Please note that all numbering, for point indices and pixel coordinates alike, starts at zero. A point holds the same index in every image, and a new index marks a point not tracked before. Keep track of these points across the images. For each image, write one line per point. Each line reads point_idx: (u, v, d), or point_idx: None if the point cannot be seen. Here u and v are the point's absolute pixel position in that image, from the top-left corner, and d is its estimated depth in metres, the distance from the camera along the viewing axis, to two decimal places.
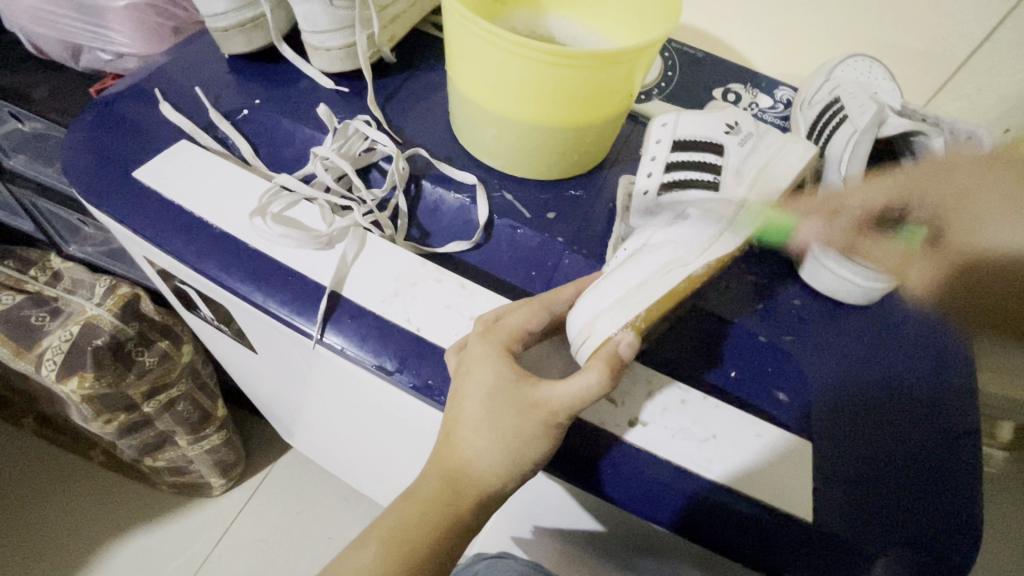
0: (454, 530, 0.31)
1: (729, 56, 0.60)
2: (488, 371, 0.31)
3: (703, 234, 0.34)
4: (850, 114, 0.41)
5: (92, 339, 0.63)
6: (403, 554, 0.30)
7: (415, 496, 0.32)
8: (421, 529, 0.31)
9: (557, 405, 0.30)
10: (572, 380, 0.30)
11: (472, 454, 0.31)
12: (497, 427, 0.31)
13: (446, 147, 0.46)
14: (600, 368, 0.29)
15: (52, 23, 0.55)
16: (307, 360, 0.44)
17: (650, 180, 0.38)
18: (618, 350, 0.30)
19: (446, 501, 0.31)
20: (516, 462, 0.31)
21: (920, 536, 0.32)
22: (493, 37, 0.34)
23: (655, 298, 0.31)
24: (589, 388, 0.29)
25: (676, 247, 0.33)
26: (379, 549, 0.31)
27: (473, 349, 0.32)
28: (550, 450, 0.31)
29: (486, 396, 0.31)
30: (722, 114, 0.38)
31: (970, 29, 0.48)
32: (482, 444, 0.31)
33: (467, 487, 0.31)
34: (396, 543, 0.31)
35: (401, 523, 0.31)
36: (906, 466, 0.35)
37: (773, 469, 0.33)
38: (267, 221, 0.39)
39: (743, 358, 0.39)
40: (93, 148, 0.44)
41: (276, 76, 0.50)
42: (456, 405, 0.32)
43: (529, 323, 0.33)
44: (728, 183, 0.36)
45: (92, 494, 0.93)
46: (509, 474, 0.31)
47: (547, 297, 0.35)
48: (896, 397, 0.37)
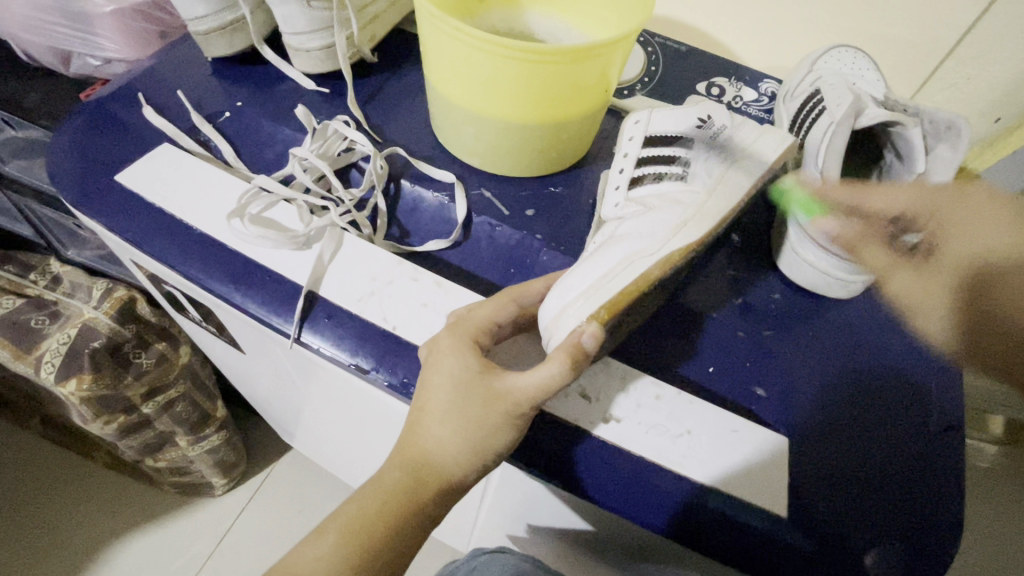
0: (414, 518, 0.31)
1: (715, 49, 0.59)
2: (453, 362, 0.31)
3: (671, 225, 0.33)
4: (828, 105, 0.41)
5: (89, 341, 0.64)
6: (361, 542, 0.30)
7: (378, 486, 0.32)
8: (380, 518, 0.31)
9: (519, 395, 0.30)
10: (535, 371, 0.30)
11: (434, 444, 0.31)
12: (459, 416, 0.31)
13: (426, 145, 0.47)
14: (560, 359, 0.29)
15: (41, 30, 0.55)
16: (291, 360, 0.44)
17: (621, 176, 0.37)
18: (581, 341, 0.30)
19: (407, 491, 0.31)
20: (478, 453, 0.31)
21: (900, 529, 0.32)
22: (461, 35, 0.34)
23: (621, 289, 0.31)
24: (550, 379, 0.29)
25: (641, 239, 0.33)
26: (337, 538, 0.31)
27: (440, 339, 0.32)
28: (513, 441, 0.31)
29: (450, 386, 0.31)
30: (695, 106, 0.37)
31: (956, 18, 0.47)
32: (445, 434, 0.31)
33: (430, 476, 0.31)
34: (354, 531, 0.31)
35: (360, 512, 0.31)
36: (888, 461, 0.34)
37: (745, 465, 0.33)
38: (245, 222, 0.40)
39: (720, 353, 0.38)
40: (79, 153, 0.44)
41: (259, 79, 0.50)
42: (422, 395, 0.32)
43: (498, 316, 0.33)
44: (696, 175, 0.36)
45: (98, 495, 0.94)
46: (471, 465, 0.31)
47: (513, 290, 0.35)
48: (883, 394, 0.37)
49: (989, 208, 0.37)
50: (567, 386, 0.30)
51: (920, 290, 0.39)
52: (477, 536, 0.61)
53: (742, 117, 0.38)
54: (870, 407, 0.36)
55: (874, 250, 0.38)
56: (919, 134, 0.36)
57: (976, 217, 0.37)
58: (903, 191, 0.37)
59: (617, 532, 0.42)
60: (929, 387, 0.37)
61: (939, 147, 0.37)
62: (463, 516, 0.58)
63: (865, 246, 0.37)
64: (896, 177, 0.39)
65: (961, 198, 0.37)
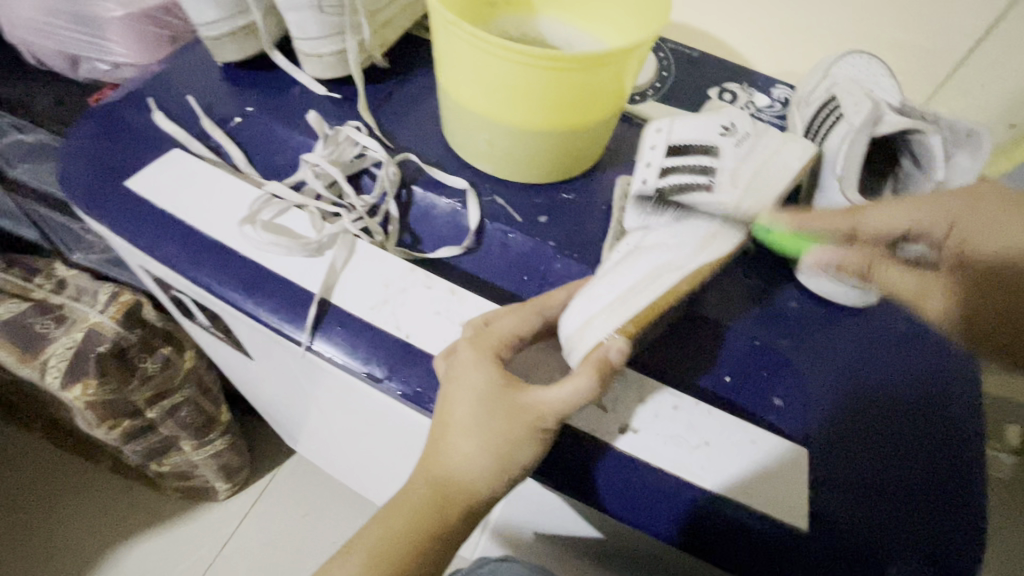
0: (442, 537, 0.31)
1: (726, 54, 0.59)
2: (476, 376, 0.30)
3: (696, 236, 0.33)
4: (844, 112, 0.40)
5: (95, 346, 0.63)
6: (390, 561, 0.30)
7: (402, 504, 0.32)
8: (408, 536, 0.31)
9: (547, 409, 0.30)
10: (562, 385, 0.30)
11: (460, 460, 0.31)
12: (484, 431, 0.30)
13: (437, 152, 0.46)
14: (589, 373, 0.29)
15: (51, 34, 0.55)
16: (302, 367, 0.44)
17: (646, 186, 0.36)
18: (608, 355, 0.30)
19: (433, 510, 0.31)
20: (504, 469, 0.31)
21: (929, 546, 0.31)
22: (477, 41, 0.34)
23: (648, 301, 0.31)
24: (578, 393, 0.29)
25: (667, 250, 0.33)
26: (366, 558, 0.30)
27: (461, 353, 0.32)
28: (539, 455, 0.31)
29: (475, 401, 0.30)
30: (716, 115, 0.37)
31: (972, 24, 0.47)
32: (470, 450, 0.30)
33: (456, 495, 0.31)
34: (382, 551, 0.31)
35: (386, 532, 0.31)
36: (913, 475, 0.34)
37: (767, 479, 0.33)
38: (257, 229, 0.39)
39: (738, 365, 0.38)
40: (88, 157, 0.44)
41: (269, 84, 0.50)
42: (445, 410, 0.31)
43: (520, 329, 0.33)
44: (721, 185, 0.35)
45: (101, 499, 0.93)
46: (496, 480, 0.31)
47: (534, 303, 0.35)
48: (906, 407, 0.36)
49: (1001, 215, 0.34)
50: (594, 400, 0.30)
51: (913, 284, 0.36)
52: (485, 544, 0.60)
53: (763, 125, 0.38)
54: (894, 416, 0.36)
55: (889, 270, 0.36)
56: (937, 141, 0.36)
57: (1000, 218, 0.34)
58: (894, 209, 0.35)
59: (630, 543, 0.41)
60: (952, 400, 0.37)
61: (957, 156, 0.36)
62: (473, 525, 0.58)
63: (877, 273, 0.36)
64: (916, 185, 0.39)
65: (973, 202, 0.35)
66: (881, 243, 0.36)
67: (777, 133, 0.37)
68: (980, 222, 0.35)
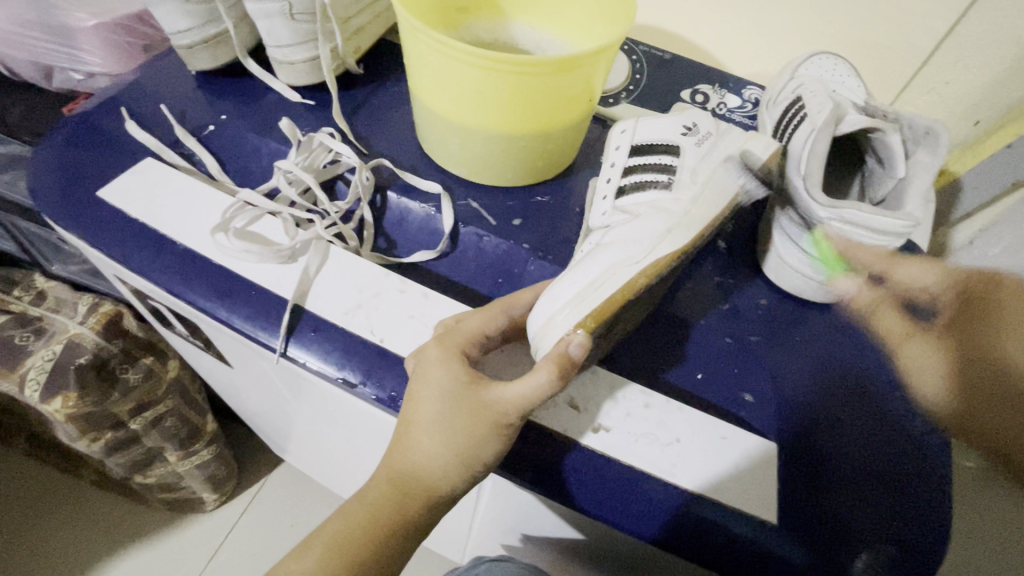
0: (403, 531, 0.31)
1: (699, 56, 0.60)
2: (440, 374, 0.31)
3: (656, 233, 0.33)
4: (810, 111, 0.41)
5: (75, 358, 0.62)
6: (348, 555, 0.30)
7: (364, 498, 0.32)
8: (368, 530, 0.31)
9: (506, 406, 0.30)
10: (522, 380, 0.30)
11: (422, 456, 0.31)
12: (447, 427, 0.31)
13: (412, 157, 0.47)
14: (548, 369, 0.29)
15: (23, 44, 0.55)
16: (279, 374, 0.44)
17: (610, 185, 0.39)
18: (568, 349, 0.29)
19: (393, 504, 0.31)
20: (466, 464, 0.31)
21: (896, 533, 0.32)
22: (442, 47, 0.34)
23: (607, 296, 0.31)
24: (537, 389, 0.29)
25: (627, 246, 0.33)
26: (324, 551, 0.31)
27: (427, 352, 0.32)
28: (502, 450, 0.31)
29: (439, 397, 0.31)
30: (681, 114, 0.38)
31: (933, 25, 0.48)
32: (432, 445, 0.31)
33: (418, 488, 0.31)
34: (340, 546, 0.31)
35: (345, 527, 0.31)
36: (881, 464, 0.34)
37: (735, 475, 0.33)
38: (230, 237, 0.39)
39: (708, 360, 0.38)
40: (59, 168, 0.44)
41: (243, 92, 0.50)
42: (410, 407, 0.32)
43: (486, 327, 0.33)
44: (682, 182, 0.36)
45: (86, 513, 0.92)
46: (458, 475, 0.31)
47: (502, 301, 0.35)
48: (872, 398, 0.37)
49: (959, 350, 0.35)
50: (555, 395, 0.30)
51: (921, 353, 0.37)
52: (474, 546, 0.60)
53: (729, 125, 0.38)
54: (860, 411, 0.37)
55: (913, 349, 0.37)
56: (897, 139, 0.37)
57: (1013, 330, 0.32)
58: (921, 270, 0.37)
59: (611, 543, 0.41)
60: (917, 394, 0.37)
61: (918, 153, 0.37)
62: (458, 528, 0.58)
63: (879, 313, 0.39)
64: (877, 182, 0.40)
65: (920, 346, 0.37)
66: (882, 313, 0.39)
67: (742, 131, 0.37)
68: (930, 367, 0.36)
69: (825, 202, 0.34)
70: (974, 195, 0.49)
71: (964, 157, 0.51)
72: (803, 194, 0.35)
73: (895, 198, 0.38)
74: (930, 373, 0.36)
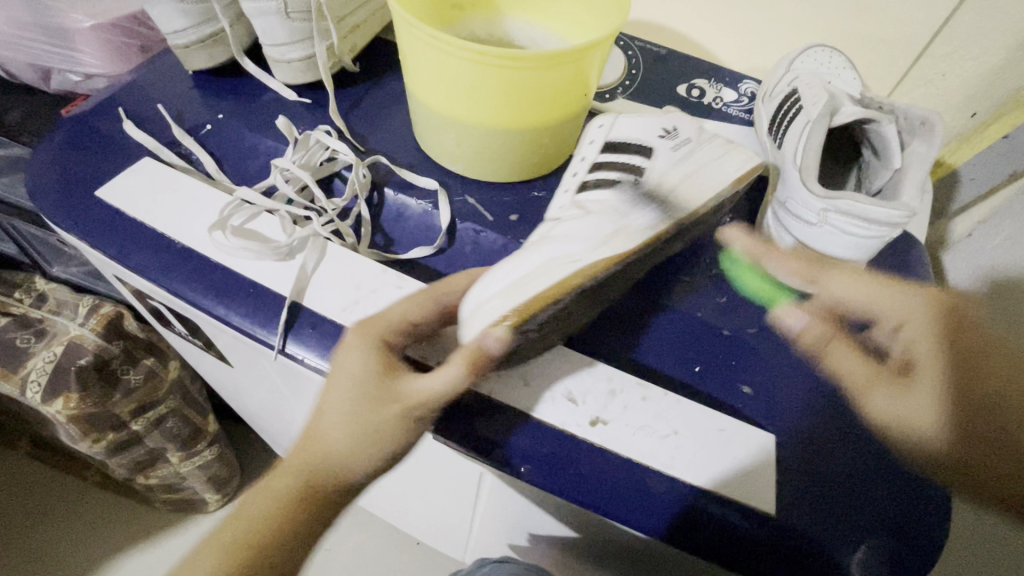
0: (310, 513, 0.34)
1: (695, 51, 0.60)
2: (356, 361, 0.33)
3: (601, 233, 0.33)
4: (805, 104, 0.42)
5: (76, 359, 0.63)
6: (250, 545, 0.33)
7: (273, 485, 0.34)
8: (270, 522, 0.33)
9: (417, 397, 0.32)
10: (434, 376, 0.32)
11: (329, 444, 0.33)
12: (356, 418, 0.32)
13: (409, 153, 0.47)
14: (461, 364, 0.32)
15: (21, 46, 0.55)
16: (279, 372, 0.44)
17: (575, 179, 0.39)
18: (483, 344, 0.31)
19: (301, 492, 0.33)
20: (378, 453, 0.33)
21: (893, 522, 0.32)
22: (437, 42, 0.35)
23: (539, 290, 0.30)
24: (446, 384, 0.32)
25: (569, 243, 0.33)
26: (221, 553, 0.33)
27: (349, 338, 0.34)
28: (404, 441, 0.33)
29: (348, 390, 0.33)
30: (662, 118, 0.39)
31: (929, 17, 0.48)
32: (339, 435, 0.33)
33: (321, 476, 0.33)
34: (249, 537, 0.33)
35: (263, 510, 0.34)
36: (869, 457, 0.34)
37: (734, 467, 0.33)
38: (227, 235, 0.40)
39: (706, 353, 0.38)
40: (58, 169, 0.44)
41: (240, 91, 0.50)
42: (320, 397, 0.34)
43: (413, 318, 0.34)
44: (643, 184, 0.36)
45: (89, 515, 0.93)
46: (356, 462, 0.33)
47: (451, 282, 0.35)
48: (848, 388, 0.37)
49: (933, 381, 0.35)
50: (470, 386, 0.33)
51: (903, 406, 0.35)
52: (475, 544, 0.60)
53: (710, 133, 0.39)
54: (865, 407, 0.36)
55: (842, 352, 0.38)
56: (893, 130, 0.37)
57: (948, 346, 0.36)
58: (859, 285, 0.38)
59: (612, 540, 0.41)
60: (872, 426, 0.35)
61: (914, 143, 0.37)
62: (460, 525, 0.58)
63: (833, 351, 0.38)
64: (874, 173, 0.40)
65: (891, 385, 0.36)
66: (835, 347, 0.38)
67: (721, 140, 0.38)
68: (917, 397, 0.35)
69: (820, 193, 0.35)
70: (973, 185, 0.50)
71: (960, 149, 0.52)
72: (799, 186, 0.36)
73: (891, 189, 0.38)
74: (904, 399, 0.35)
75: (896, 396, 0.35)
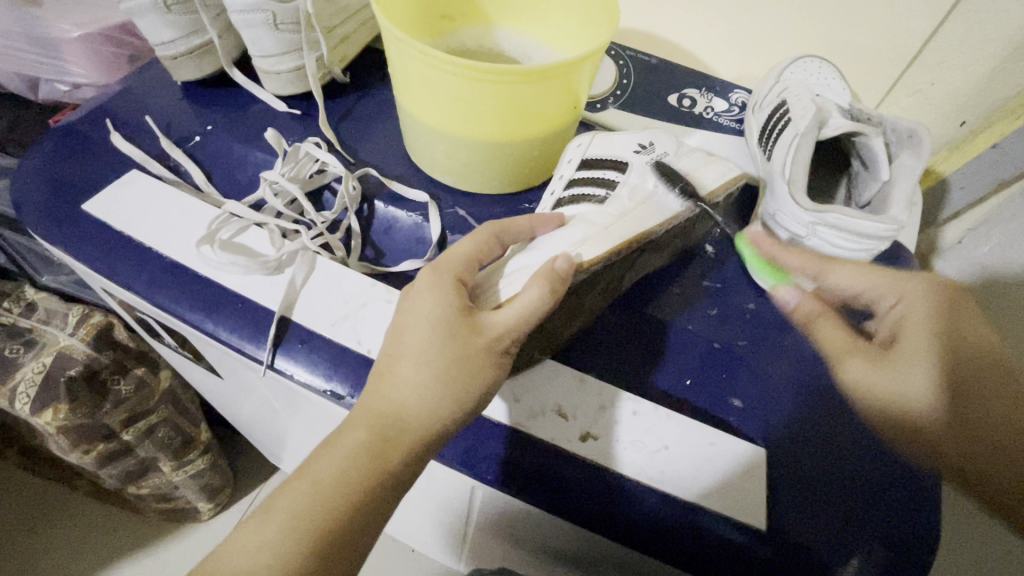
0: (382, 485, 0.29)
1: (686, 59, 0.60)
2: (431, 301, 0.31)
3: (572, 242, 0.34)
4: (793, 116, 0.42)
5: (65, 369, 0.62)
6: (321, 522, 0.28)
7: (335, 450, 0.29)
8: (342, 490, 0.28)
9: (500, 327, 0.30)
10: (516, 301, 0.30)
11: (408, 390, 0.30)
12: (435, 357, 0.30)
13: (399, 165, 0.47)
14: (539, 283, 0.30)
15: (8, 56, 0.55)
16: (269, 385, 0.44)
17: (552, 197, 0.40)
18: (552, 266, 0.31)
19: (371, 455, 0.29)
20: (459, 398, 0.30)
21: (885, 531, 0.32)
22: (423, 56, 0.34)
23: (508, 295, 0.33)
24: (530, 306, 0.30)
25: (536, 253, 0.34)
26: (286, 521, 0.28)
27: (420, 281, 0.32)
28: (498, 376, 0.31)
29: (425, 327, 0.30)
30: (637, 134, 0.39)
31: (917, 27, 0.48)
32: (420, 378, 0.30)
33: (400, 436, 0.29)
34: (316, 508, 0.28)
35: (316, 488, 0.28)
36: (856, 466, 0.34)
37: (727, 479, 0.33)
38: (215, 249, 0.39)
39: (696, 366, 0.38)
40: (43, 181, 0.44)
41: (229, 101, 0.50)
42: (395, 342, 0.31)
43: (480, 252, 0.34)
44: (617, 197, 0.36)
45: (80, 525, 0.92)
46: (449, 408, 0.30)
47: (499, 227, 0.35)
48: (837, 392, 0.37)
49: (899, 364, 0.36)
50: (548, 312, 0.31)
51: (881, 373, 0.36)
52: (469, 554, 0.60)
53: (688, 146, 0.39)
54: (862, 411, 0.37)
55: (831, 326, 0.38)
56: (881, 143, 0.38)
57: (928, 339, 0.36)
58: (860, 274, 0.39)
59: (604, 554, 0.41)
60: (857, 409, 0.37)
61: (902, 155, 0.37)
62: (453, 536, 0.58)
63: (820, 324, 0.39)
64: (862, 184, 0.40)
65: (880, 360, 0.36)
66: (825, 322, 0.39)
67: (699, 154, 0.38)
68: (889, 375, 0.36)
69: (809, 207, 0.36)
70: (962, 194, 0.50)
71: (950, 158, 0.52)
72: (789, 200, 0.37)
73: (880, 201, 0.38)
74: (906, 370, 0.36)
75: (884, 366, 0.36)
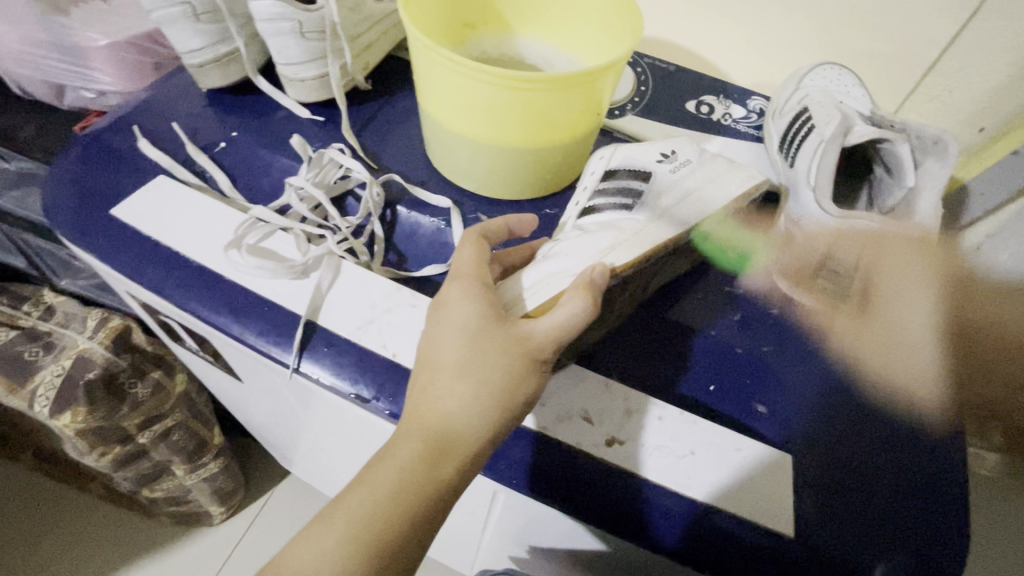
0: (438, 494, 0.29)
1: (702, 67, 0.60)
2: (468, 313, 0.31)
3: (600, 249, 0.34)
4: (817, 123, 0.43)
5: (85, 372, 0.63)
6: (379, 533, 0.28)
7: (387, 459, 0.29)
8: (396, 499, 0.29)
9: (542, 338, 0.30)
10: (556, 312, 0.30)
11: (455, 405, 0.30)
12: (478, 367, 0.30)
13: (421, 171, 0.47)
14: (584, 296, 0.30)
15: (36, 64, 0.56)
16: (291, 389, 0.44)
17: (576, 206, 0.40)
18: (592, 276, 0.32)
19: (425, 465, 0.29)
20: (504, 406, 0.30)
21: (915, 540, 0.32)
22: (452, 64, 0.35)
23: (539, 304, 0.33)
24: (572, 317, 0.30)
25: (566, 259, 0.34)
26: (344, 531, 0.28)
27: (449, 292, 0.32)
28: (540, 386, 0.31)
29: (465, 337, 0.30)
30: (661, 143, 0.40)
31: (936, 33, 0.48)
32: (463, 389, 0.30)
33: (451, 444, 0.30)
34: (374, 518, 0.28)
35: (371, 498, 0.29)
36: (883, 470, 0.34)
37: (756, 484, 0.33)
38: (242, 253, 0.40)
39: (718, 372, 0.38)
40: (72, 186, 0.44)
41: (253, 108, 0.51)
42: (432, 354, 0.31)
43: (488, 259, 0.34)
44: (644, 203, 0.36)
45: (91, 528, 0.92)
46: (497, 418, 0.30)
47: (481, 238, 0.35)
48: (868, 401, 0.37)
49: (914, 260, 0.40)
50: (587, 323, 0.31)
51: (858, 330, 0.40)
52: (483, 558, 0.60)
53: (711, 153, 0.40)
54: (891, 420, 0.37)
55: (812, 290, 0.41)
56: (907, 150, 0.39)
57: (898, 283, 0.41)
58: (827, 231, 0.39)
59: (624, 558, 0.41)
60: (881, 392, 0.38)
61: (926, 162, 0.39)
62: (469, 540, 0.57)
63: (805, 287, 0.41)
64: (886, 190, 0.41)
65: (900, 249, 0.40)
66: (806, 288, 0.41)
67: (724, 160, 0.39)
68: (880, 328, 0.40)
69: None
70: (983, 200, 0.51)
71: (968, 164, 0.53)
72: None
73: None
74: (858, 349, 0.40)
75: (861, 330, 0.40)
